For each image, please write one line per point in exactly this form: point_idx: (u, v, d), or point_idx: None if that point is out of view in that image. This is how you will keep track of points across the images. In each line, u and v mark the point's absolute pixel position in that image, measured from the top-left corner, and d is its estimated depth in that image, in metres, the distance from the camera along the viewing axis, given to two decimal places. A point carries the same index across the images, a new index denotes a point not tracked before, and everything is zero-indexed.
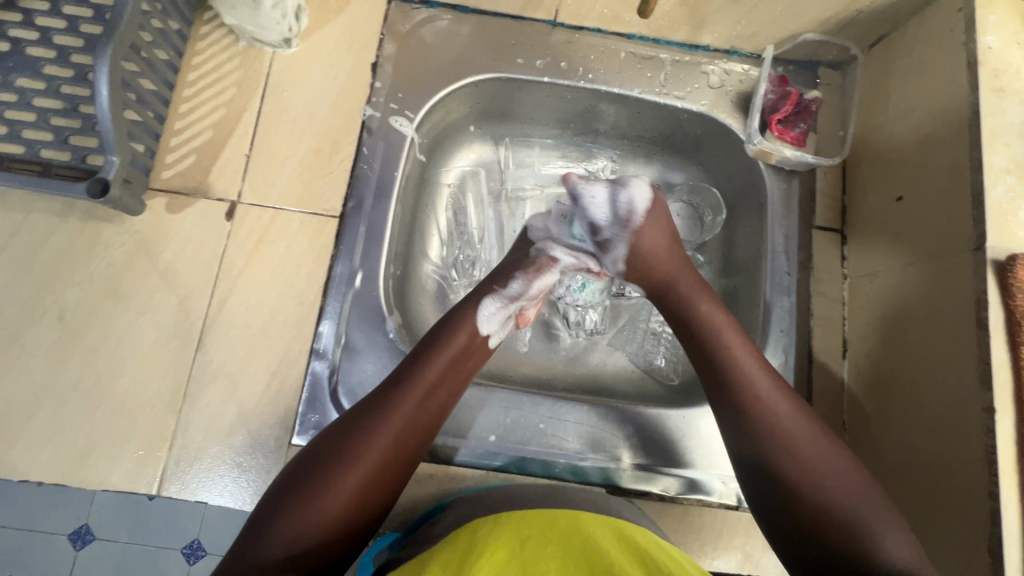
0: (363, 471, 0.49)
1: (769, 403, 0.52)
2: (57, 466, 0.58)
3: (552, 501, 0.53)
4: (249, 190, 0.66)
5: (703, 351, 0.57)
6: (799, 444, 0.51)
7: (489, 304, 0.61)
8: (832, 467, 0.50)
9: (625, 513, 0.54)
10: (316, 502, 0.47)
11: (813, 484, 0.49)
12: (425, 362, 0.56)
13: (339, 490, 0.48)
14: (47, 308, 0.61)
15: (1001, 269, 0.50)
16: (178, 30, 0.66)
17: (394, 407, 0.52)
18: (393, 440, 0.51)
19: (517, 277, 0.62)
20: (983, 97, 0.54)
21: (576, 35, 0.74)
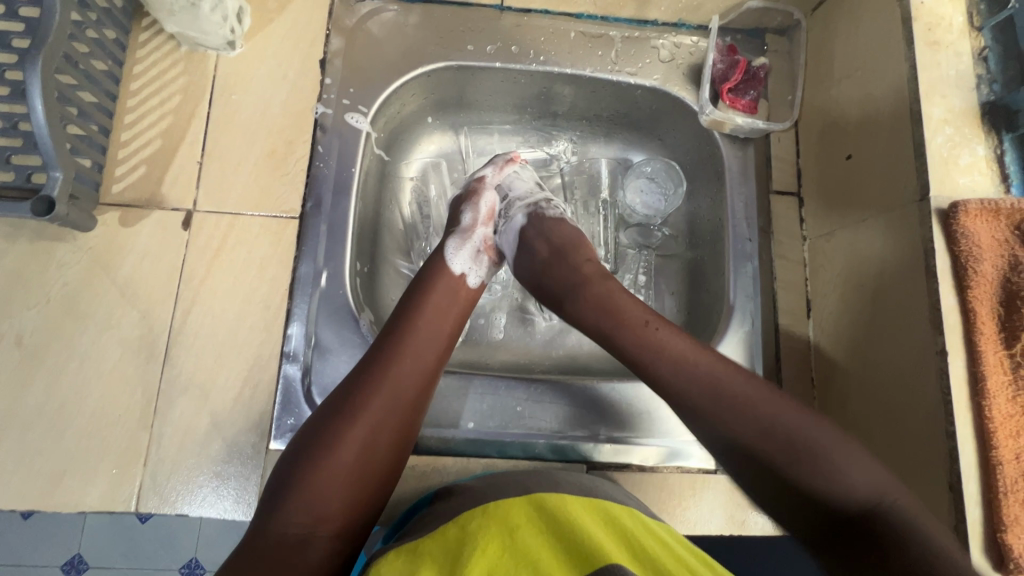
0: (369, 430, 0.50)
1: (688, 362, 0.52)
2: (29, 492, 0.57)
3: (538, 480, 0.54)
4: (205, 197, 0.65)
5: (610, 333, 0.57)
6: (729, 381, 0.51)
7: (452, 243, 0.66)
8: (780, 404, 0.49)
9: (613, 493, 0.55)
10: (320, 467, 0.48)
11: (752, 414, 0.49)
12: (406, 324, 0.57)
13: (341, 452, 0.49)
14: (4, 334, 0.59)
15: (944, 217, 0.52)
16: (115, 39, 0.64)
17: (391, 365, 0.54)
18: (390, 392, 0.52)
19: (464, 209, 0.69)
20: (919, 51, 0.56)
21: (524, 17, 0.74)
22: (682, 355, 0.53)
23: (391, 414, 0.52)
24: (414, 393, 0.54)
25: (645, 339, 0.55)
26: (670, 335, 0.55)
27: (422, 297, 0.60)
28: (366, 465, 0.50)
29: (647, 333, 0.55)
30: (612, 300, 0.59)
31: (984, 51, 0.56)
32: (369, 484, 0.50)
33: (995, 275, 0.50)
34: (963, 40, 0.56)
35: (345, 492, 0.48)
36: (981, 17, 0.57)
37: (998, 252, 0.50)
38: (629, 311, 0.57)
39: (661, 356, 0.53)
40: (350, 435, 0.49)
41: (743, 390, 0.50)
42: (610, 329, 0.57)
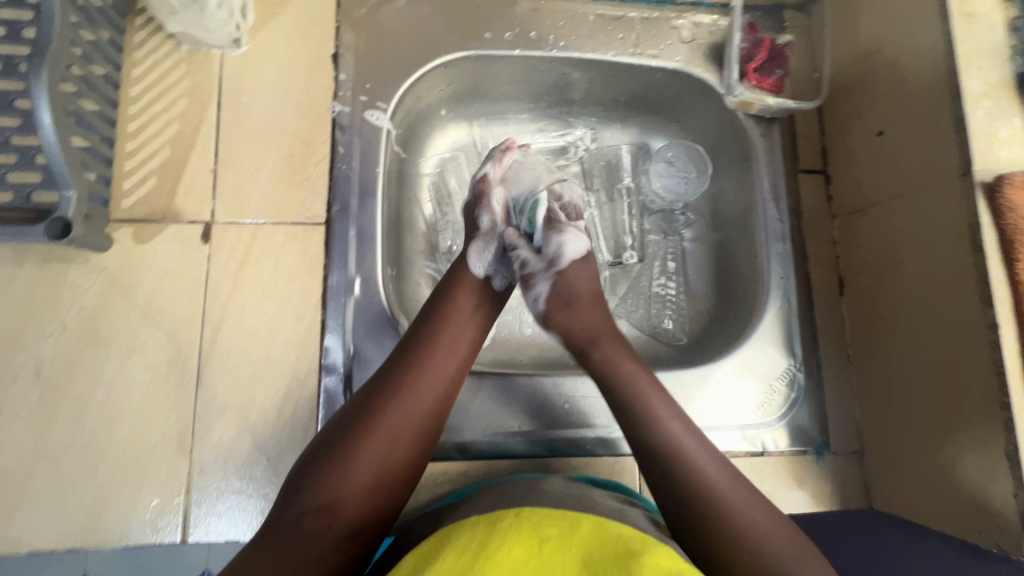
0: (384, 449, 0.49)
1: (685, 447, 0.52)
2: (65, 531, 0.54)
3: (577, 501, 0.50)
4: (223, 207, 0.61)
5: (616, 401, 0.55)
6: (718, 483, 0.49)
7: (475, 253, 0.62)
8: (756, 513, 0.48)
9: (641, 523, 0.49)
10: (344, 462, 0.47)
11: (732, 528, 0.46)
12: (430, 336, 0.55)
13: (368, 449, 0.48)
14: (21, 366, 0.55)
15: (989, 191, 0.52)
16: (110, 41, 0.59)
17: (411, 379, 0.52)
18: (419, 397, 0.51)
19: (483, 214, 0.63)
20: (955, 22, 0.55)
21: (541, 2, 0.72)
22: (683, 446, 0.52)
23: (408, 432, 0.50)
24: (433, 411, 0.52)
25: (653, 414, 0.53)
26: (675, 418, 0.54)
27: (446, 301, 0.58)
28: (377, 481, 0.48)
29: (655, 411, 0.54)
30: (616, 368, 0.57)
31: (1017, 20, 0.56)
32: (381, 499, 0.48)
33: None
34: (996, 10, 0.56)
35: (353, 507, 0.46)
36: None
37: None
38: (640, 378, 0.56)
39: (660, 434, 0.52)
40: (362, 452, 0.48)
41: (732, 494, 0.49)
42: (619, 400, 0.55)
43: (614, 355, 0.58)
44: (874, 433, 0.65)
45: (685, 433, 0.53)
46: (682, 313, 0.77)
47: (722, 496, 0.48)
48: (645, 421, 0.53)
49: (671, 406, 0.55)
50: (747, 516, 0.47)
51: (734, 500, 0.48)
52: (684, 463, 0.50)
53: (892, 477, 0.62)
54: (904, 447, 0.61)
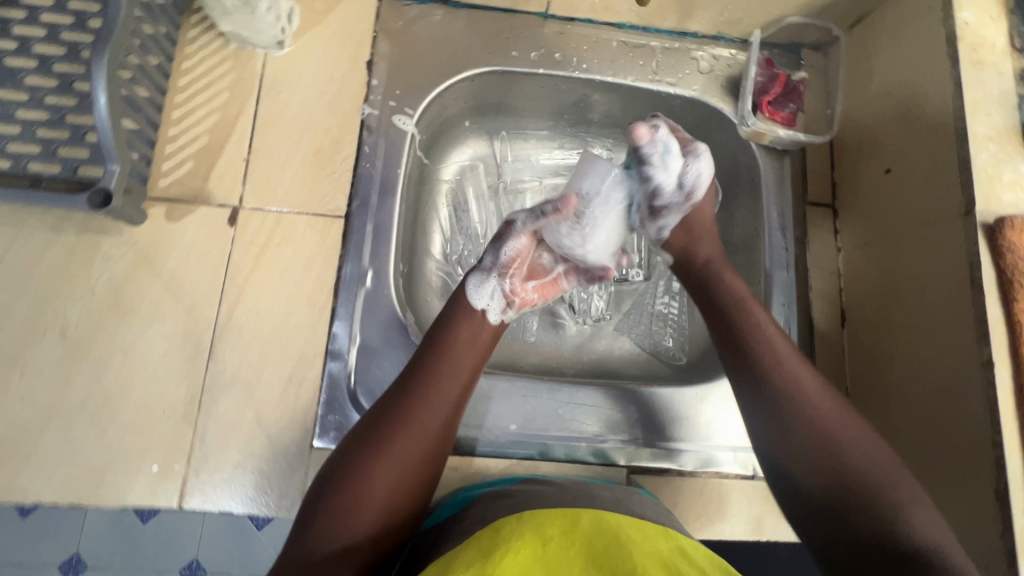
0: (406, 456, 0.50)
1: (803, 389, 0.54)
2: (70, 486, 0.56)
3: (578, 497, 0.54)
4: (251, 194, 0.65)
5: (725, 317, 0.60)
6: (828, 414, 0.53)
7: (475, 282, 0.61)
8: (862, 435, 0.52)
9: (644, 511, 0.55)
10: (356, 488, 0.49)
11: (844, 444, 0.51)
12: (443, 347, 0.56)
13: (377, 477, 0.49)
14: (48, 326, 0.59)
15: (990, 231, 0.54)
16: (166, 34, 0.64)
17: (426, 386, 0.54)
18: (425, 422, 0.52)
19: (488, 250, 0.62)
20: (964, 69, 0.57)
21: (567, 26, 0.75)
22: (796, 369, 0.55)
23: (426, 439, 0.52)
24: (446, 417, 0.54)
25: (756, 327, 0.58)
26: (790, 356, 0.56)
27: (456, 315, 0.59)
28: (401, 487, 0.50)
29: (774, 345, 0.57)
30: (738, 301, 0.60)
31: None
32: (402, 505, 0.50)
33: None
34: (1006, 60, 0.58)
35: (380, 513, 0.49)
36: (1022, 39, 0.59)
37: None
38: (758, 313, 0.59)
39: (784, 369, 0.55)
40: (386, 461, 0.50)
41: (830, 418, 0.53)
42: (738, 312, 0.59)
43: (725, 279, 0.63)
44: None
45: (787, 347, 0.57)
46: (683, 332, 0.79)
47: (837, 436, 0.52)
48: (744, 330, 0.58)
49: (783, 342, 0.57)
50: (858, 439, 0.52)
51: (859, 437, 0.52)
52: (795, 376, 0.55)
53: None
54: None
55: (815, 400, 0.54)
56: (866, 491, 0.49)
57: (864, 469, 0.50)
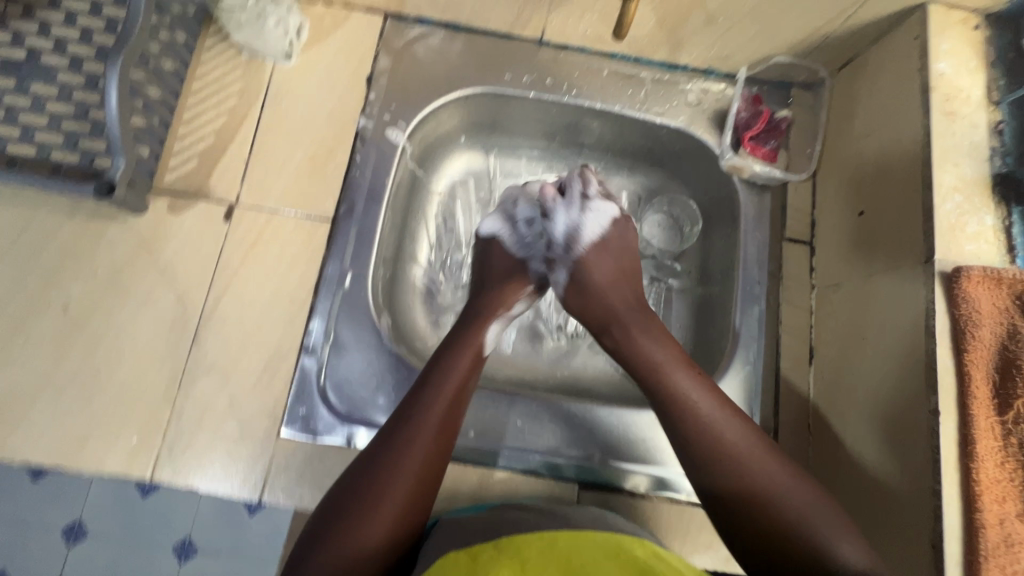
0: (405, 490, 0.51)
1: (717, 431, 0.54)
2: (55, 450, 0.61)
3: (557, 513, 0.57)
4: (248, 193, 0.70)
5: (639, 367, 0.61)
6: (732, 445, 0.54)
7: (495, 326, 0.67)
8: (770, 470, 0.52)
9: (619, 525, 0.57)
10: (354, 529, 0.48)
11: (755, 480, 0.52)
12: (438, 382, 0.58)
13: (377, 521, 0.49)
14: (52, 301, 0.64)
15: (948, 280, 0.54)
16: (184, 42, 0.70)
17: (422, 422, 0.55)
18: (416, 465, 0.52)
19: (518, 301, 0.69)
20: (936, 119, 0.58)
21: (561, 53, 0.78)
22: (702, 411, 0.56)
23: (423, 473, 0.53)
24: (440, 451, 0.55)
25: (664, 377, 0.59)
26: (703, 396, 0.57)
27: (455, 352, 0.61)
28: (402, 522, 0.50)
29: (682, 392, 0.57)
30: (653, 355, 0.61)
31: (1000, 124, 0.58)
32: (402, 539, 0.50)
33: (992, 342, 0.51)
34: (979, 112, 0.58)
35: (378, 549, 0.49)
36: (999, 92, 0.59)
37: (997, 320, 0.51)
38: (660, 352, 0.61)
39: (688, 415, 0.56)
40: (386, 498, 0.50)
41: (736, 449, 0.53)
42: (641, 361, 0.61)
43: (632, 329, 0.64)
44: None
45: (696, 389, 0.57)
46: None
47: (746, 470, 0.52)
48: (660, 379, 0.59)
49: (698, 385, 0.58)
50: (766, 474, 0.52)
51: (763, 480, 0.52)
52: (698, 423, 0.55)
53: None
54: None
55: (724, 439, 0.54)
56: (785, 522, 0.49)
57: (785, 501, 0.50)
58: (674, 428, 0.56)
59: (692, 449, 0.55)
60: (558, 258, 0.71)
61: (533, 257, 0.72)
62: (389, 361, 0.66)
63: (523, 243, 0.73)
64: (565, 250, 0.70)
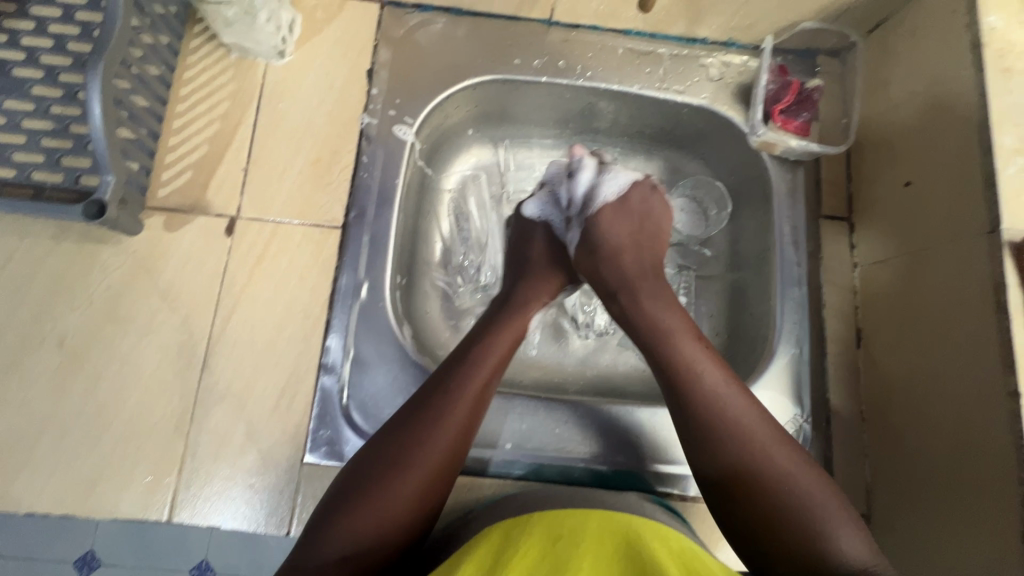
0: (434, 460, 0.49)
1: (748, 427, 0.50)
2: (63, 496, 0.56)
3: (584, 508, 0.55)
4: (249, 204, 0.65)
5: (649, 337, 0.57)
6: (745, 422, 0.50)
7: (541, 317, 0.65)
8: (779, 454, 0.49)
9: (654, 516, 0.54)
10: (370, 505, 0.46)
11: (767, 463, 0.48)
12: (476, 355, 0.55)
13: (395, 497, 0.47)
14: (46, 335, 0.59)
15: (1017, 251, 0.50)
16: (168, 44, 0.64)
17: (460, 395, 0.52)
18: (444, 445, 0.50)
19: (563, 294, 0.67)
20: (990, 77, 0.54)
21: (572, 33, 0.73)
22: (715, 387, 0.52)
23: (453, 445, 0.51)
24: (472, 424, 0.53)
25: (680, 349, 0.55)
26: (732, 389, 0.52)
27: (498, 329, 0.58)
28: (428, 492, 0.49)
29: (708, 378, 0.52)
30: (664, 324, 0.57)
31: None
32: (425, 511, 0.49)
33: None
34: None
35: (404, 519, 0.47)
36: None
37: None
38: (668, 320, 0.57)
39: (700, 406, 0.51)
40: (415, 466, 0.48)
41: (748, 425, 0.50)
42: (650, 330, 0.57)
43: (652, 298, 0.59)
44: (882, 497, 0.62)
45: (711, 366, 0.54)
46: None
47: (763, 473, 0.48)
48: (674, 348, 0.55)
49: (716, 374, 0.53)
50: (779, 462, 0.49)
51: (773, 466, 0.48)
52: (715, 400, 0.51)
53: (898, 547, 0.58)
54: (911, 517, 0.57)
55: (749, 439, 0.49)
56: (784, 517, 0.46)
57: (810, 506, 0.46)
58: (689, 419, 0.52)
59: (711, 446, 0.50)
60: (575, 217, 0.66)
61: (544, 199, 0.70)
62: (415, 374, 0.62)
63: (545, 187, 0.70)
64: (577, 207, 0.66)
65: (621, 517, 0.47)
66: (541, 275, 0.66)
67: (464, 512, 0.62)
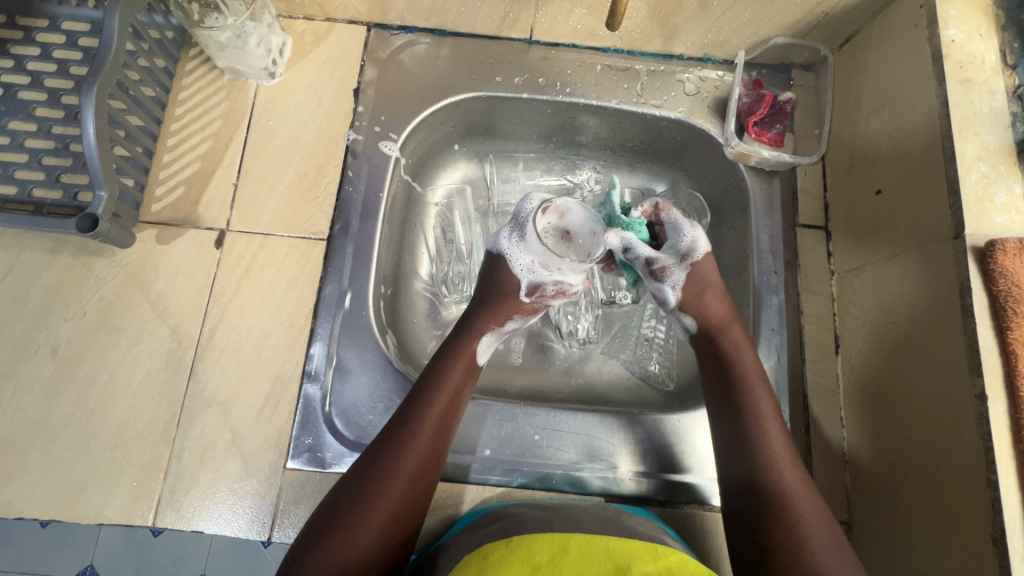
0: (398, 495, 0.53)
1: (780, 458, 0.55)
2: (52, 501, 0.58)
3: (561, 519, 0.55)
4: (238, 218, 0.67)
5: (724, 377, 0.60)
6: (789, 469, 0.54)
7: (488, 338, 0.66)
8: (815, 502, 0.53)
9: (631, 531, 0.53)
10: (342, 536, 0.50)
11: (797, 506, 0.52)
12: (434, 389, 0.58)
13: (363, 529, 0.51)
14: (41, 344, 0.61)
15: (981, 255, 0.50)
16: (164, 67, 0.68)
17: (417, 430, 0.55)
18: (406, 477, 0.53)
19: (514, 317, 0.68)
20: (951, 88, 0.55)
21: (552, 51, 0.75)
22: (772, 433, 0.56)
23: (416, 477, 0.54)
24: (435, 456, 0.56)
25: (754, 394, 0.58)
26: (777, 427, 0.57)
27: (448, 361, 0.61)
28: (395, 523, 0.52)
29: (763, 417, 0.57)
30: (740, 365, 0.60)
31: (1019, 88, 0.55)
32: (396, 539, 0.52)
33: None
34: (996, 77, 0.55)
35: (373, 548, 0.51)
36: (1015, 55, 0.56)
37: None
38: (749, 360, 0.61)
39: (760, 434, 0.56)
40: (378, 501, 0.52)
41: (790, 471, 0.54)
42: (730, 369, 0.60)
43: (740, 342, 0.62)
44: (862, 504, 0.61)
45: (773, 416, 0.58)
46: (670, 357, 0.77)
47: (794, 499, 0.53)
48: (739, 385, 0.59)
49: (773, 412, 0.58)
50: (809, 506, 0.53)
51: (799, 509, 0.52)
52: (767, 445, 0.56)
53: (880, 555, 0.58)
54: (890, 523, 0.57)
55: (779, 472, 0.54)
56: (797, 549, 0.50)
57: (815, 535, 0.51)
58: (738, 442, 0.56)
59: (750, 466, 0.55)
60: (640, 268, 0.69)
61: (542, 283, 0.68)
62: (396, 381, 0.63)
63: (536, 272, 0.68)
64: (679, 257, 0.67)
65: (601, 543, 0.49)
66: (494, 303, 0.67)
67: (445, 519, 0.62)
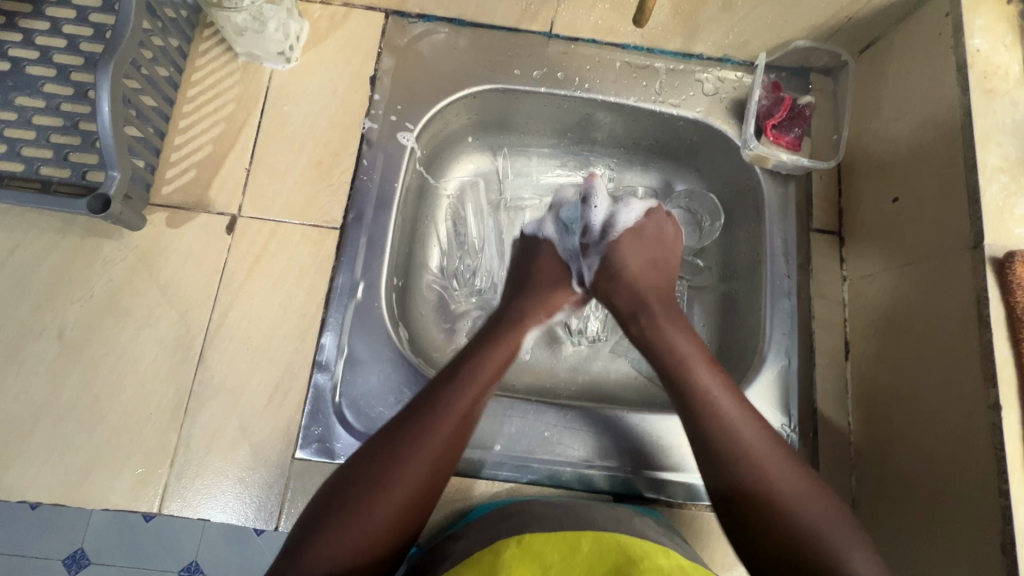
0: (419, 477, 0.52)
1: (739, 435, 0.53)
2: (56, 485, 0.57)
3: (573, 518, 0.55)
4: (250, 203, 0.66)
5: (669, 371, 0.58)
6: (755, 447, 0.52)
7: (532, 331, 0.66)
8: (785, 471, 0.52)
9: (642, 531, 0.53)
10: (356, 514, 0.49)
11: (768, 480, 0.51)
12: (469, 373, 0.57)
13: (377, 509, 0.50)
14: (47, 326, 0.60)
15: (999, 266, 0.50)
16: (177, 47, 0.67)
17: (445, 414, 0.54)
18: (429, 460, 0.52)
19: (556, 307, 0.68)
20: (974, 98, 0.55)
21: (572, 46, 0.74)
22: (727, 415, 0.54)
23: (439, 461, 0.53)
24: (460, 440, 0.55)
25: (698, 385, 0.56)
26: (731, 407, 0.55)
27: (484, 350, 0.60)
28: (410, 506, 0.51)
29: (716, 405, 0.54)
30: (675, 353, 0.59)
31: None
32: (410, 521, 0.51)
33: None
34: (1019, 88, 0.55)
35: (387, 528, 0.50)
36: None
37: None
38: (687, 349, 0.59)
39: (712, 427, 0.54)
40: (398, 482, 0.51)
41: (756, 449, 0.52)
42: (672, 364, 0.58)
43: (665, 329, 0.61)
44: (868, 508, 0.62)
45: (725, 395, 0.55)
46: None
47: (766, 472, 0.51)
48: (687, 376, 0.57)
49: (725, 392, 0.56)
50: (782, 478, 0.51)
51: (770, 484, 0.51)
52: (724, 428, 0.53)
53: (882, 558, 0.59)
54: (897, 528, 0.58)
55: (743, 447, 0.52)
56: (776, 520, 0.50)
57: (799, 508, 0.50)
58: (699, 433, 0.54)
59: (711, 449, 0.53)
60: (593, 246, 0.70)
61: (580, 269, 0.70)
62: (407, 374, 0.63)
63: (577, 255, 0.71)
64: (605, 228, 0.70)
65: (612, 540, 0.49)
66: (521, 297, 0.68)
67: (453, 513, 0.62)
